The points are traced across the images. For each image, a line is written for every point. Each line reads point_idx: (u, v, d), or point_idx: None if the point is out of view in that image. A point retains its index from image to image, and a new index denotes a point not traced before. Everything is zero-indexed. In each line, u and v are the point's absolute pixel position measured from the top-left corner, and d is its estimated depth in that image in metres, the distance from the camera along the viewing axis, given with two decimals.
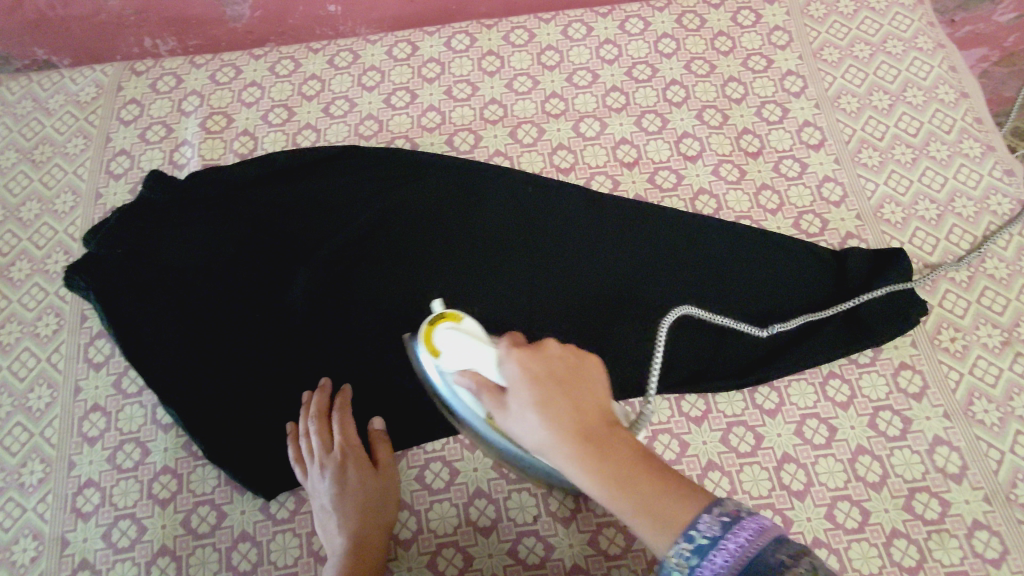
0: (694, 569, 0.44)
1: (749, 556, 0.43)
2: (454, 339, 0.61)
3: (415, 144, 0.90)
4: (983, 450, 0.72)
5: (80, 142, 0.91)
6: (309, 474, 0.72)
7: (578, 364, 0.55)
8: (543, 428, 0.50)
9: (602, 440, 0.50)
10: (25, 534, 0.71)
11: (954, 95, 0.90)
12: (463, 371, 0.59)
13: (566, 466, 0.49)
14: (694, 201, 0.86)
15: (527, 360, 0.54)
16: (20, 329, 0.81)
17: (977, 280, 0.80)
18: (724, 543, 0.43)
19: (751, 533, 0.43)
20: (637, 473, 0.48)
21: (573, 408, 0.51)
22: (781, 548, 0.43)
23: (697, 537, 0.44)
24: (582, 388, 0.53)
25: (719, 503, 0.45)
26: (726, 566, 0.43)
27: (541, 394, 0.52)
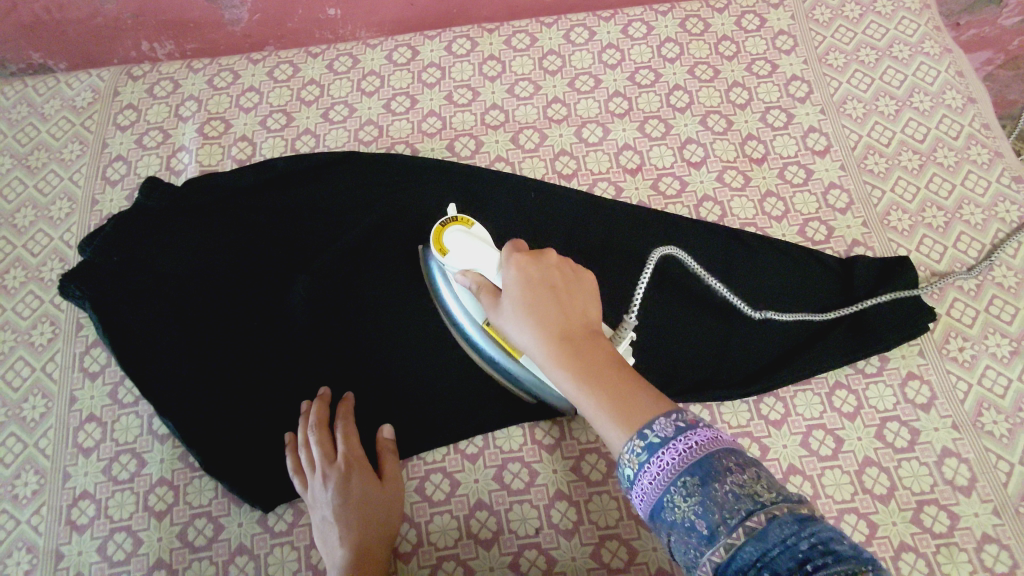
0: (644, 465, 0.46)
1: (694, 457, 0.44)
2: (464, 244, 0.64)
3: (415, 150, 0.89)
4: (992, 462, 0.71)
5: (76, 148, 0.90)
6: (309, 485, 0.70)
7: (574, 278, 0.59)
8: (529, 328, 0.55)
9: (581, 344, 0.54)
10: (18, 547, 0.70)
11: (961, 100, 0.89)
12: (465, 271, 0.63)
13: (546, 364, 0.54)
14: (698, 208, 0.84)
15: (527, 265, 0.58)
16: (14, 337, 0.80)
17: (985, 289, 0.79)
18: (674, 443, 0.45)
19: (701, 438, 0.45)
20: (607, 373, 0.51)
21: (559, 313, 0.55)
22: (729, 456, 0.44)
23: (649, 435, 0.46)
24: (572, 299, 0.57)
25: (677, 411, 0.47)
26: (672, 463, 0.45)
27: (534, 297, 0.56)
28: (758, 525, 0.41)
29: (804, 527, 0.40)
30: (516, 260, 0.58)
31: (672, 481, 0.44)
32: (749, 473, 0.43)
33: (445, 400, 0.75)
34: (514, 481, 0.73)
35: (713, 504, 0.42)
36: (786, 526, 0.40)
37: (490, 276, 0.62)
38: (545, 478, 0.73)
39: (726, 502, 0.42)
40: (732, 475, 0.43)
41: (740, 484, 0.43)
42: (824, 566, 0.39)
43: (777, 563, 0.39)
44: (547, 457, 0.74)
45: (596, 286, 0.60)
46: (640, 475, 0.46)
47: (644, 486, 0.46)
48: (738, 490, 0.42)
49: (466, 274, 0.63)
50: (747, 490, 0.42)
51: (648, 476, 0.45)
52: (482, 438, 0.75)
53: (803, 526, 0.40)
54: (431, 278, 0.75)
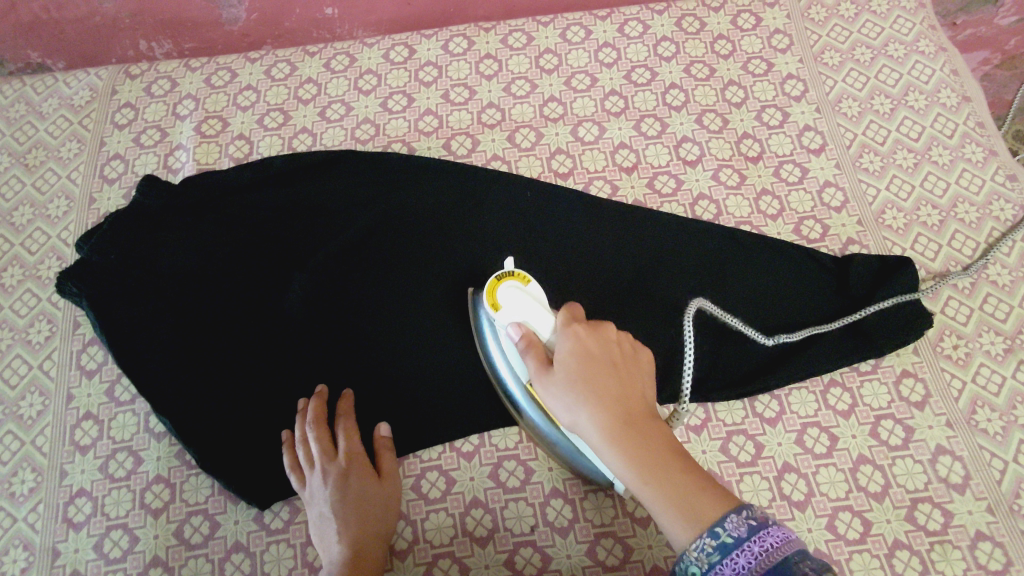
0: (715, 565, 0.47)
1: (769, 560, 0.46)
2: (518, 300, 0.61)
3: (412, 148, 0.89)
4: (986, 459, 0.71)
5: (73, 147, 0.91)
6: (307, 481, 0.70)
7: (629, 355, 0.59)
8: (587, 409, 0.54)
9: (640, 428, 0.54)
10: (15, 544, 0.70)
11: (956, 99, 0.90)
12: (518, 327, 0.61)
13: (603, 447, 0.54)
14: (693, 207, 0.85)
15: (585, 336, 0.58)
16: (12, 335, 0.80)
17: (979, 287, 0.79)
18: (748, 544, 0.47)
19: (773, 540, 0.47)
20: (669, 462, 0.52)
21: (618, 392, 0.55)
22: (802, 562, 0.46)
23: (722, 534, 0.48)
24: (629, 376, 0.57)
25: (746, 507, 0.49)
26: (747, 565, 0.46)
27: (590, 371, 0.56)
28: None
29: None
30: (574, 332, 0.58)
31: None
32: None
33: (441, 399, 0.75)
34: (509, 479, 0.73)
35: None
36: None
37: (543, 339, 0.60)
38: (541, 476, 0.73)
39: None
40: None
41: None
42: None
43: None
44: (543, 455, 0.74)
45: (649, 361, 0.61)
46: (711, 574, 0.47)
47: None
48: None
49: (519, 329, 0.60)
50: None
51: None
52: (478, 437, 0.75)
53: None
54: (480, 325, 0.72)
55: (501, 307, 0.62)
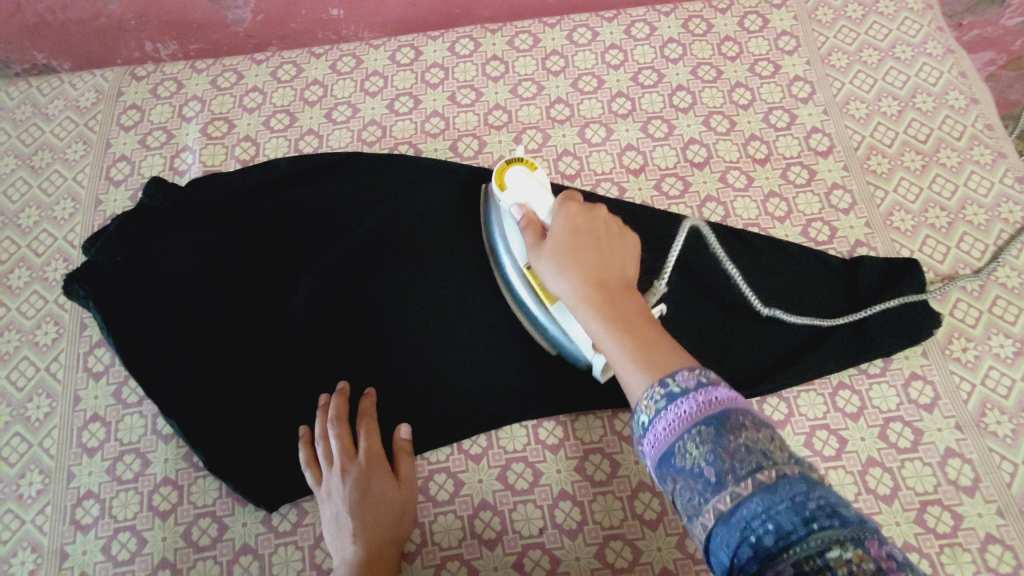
0: (661, 412, 0.46)
1: (712, 410, 0.44)
2: (522, 182, 0.66)
3: (419, 150, 0.89)
4: (995, 462, 0.71)
5: (79, 148, 0.91)
6: (323, 478, 0.70)
7: (619, 239, 0.61)
8: (567, 277, 0.57)
9: (616, 295, 0.56)
10: (23, 546, 0.70)
11: (963, 101, 0.90)
12: (520, 206, 0.65)
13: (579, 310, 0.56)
14: (701, 209, 0.85)
15: (576, 215, 0.61)
16: (19, 337, 0.80)
17: (988, 289, 0.79)
18: (694, 394, 0.46)
19: (720, 393, 0.45)
20: (639, 325, 0.54)
21: (601, 263, 0.58)
22: (744, 415, 0.44)
23: (671, 384, 0.47)
24: (614, 252, 0.59)
25: (701, 367, 0.48)
26: (689, 412, 0.45)
27: (577, 245, 0.59)
28: (766, 479, 0.41)
29: (812, 487, 0.40)
30: (568, 211, 0.61)
31: (686, 429, 0.44)
32: (765, 433, 0.44)
33: (450, 400, 0.75)
34: (518, 481, 0.73)
35: (724, 453, 0.42)
36: (797, 486, 0.40)
37: (541, 216, 0.64)
38: (549, 478, 0.73)
39: (738, 453, 0.42)
40: (748, 431, 0.43)
41: (754, 442, 0.43)
42: (831, 530, 0.38)
43: (783, 519, 0.39)
44: (551, 457, 0.74)
45: (637, 247, 0.62)
46: (655, 421, 0.46)
47: (657, 432, 0.46)
48: (752, 445, 0.43)
49: (520, 207, 0.65)
50: (761, 448, 0.43)
51: (663, 421, 0.46)
52: (486, 438, 0.75)
53: (813, 488, 0.40)
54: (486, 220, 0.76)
55: (507, 186, 0.67)
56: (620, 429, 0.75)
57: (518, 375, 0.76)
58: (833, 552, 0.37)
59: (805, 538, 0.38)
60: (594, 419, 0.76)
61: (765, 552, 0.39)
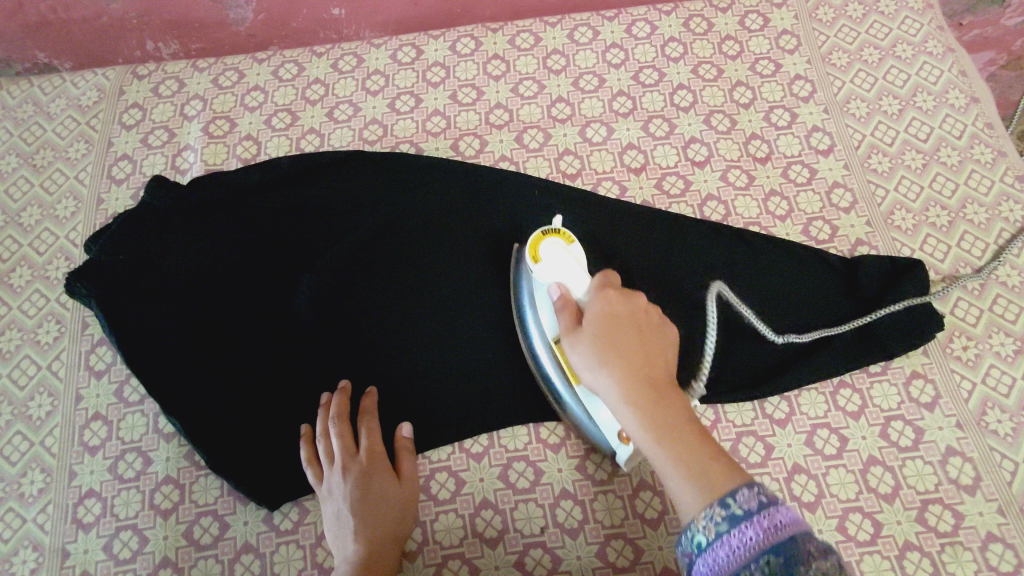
0: (722, 535, 0.47)
1: (776, 536, 0.45)
2: (559, 258, 0.64)
3: (421, 149, 0.89)
4: (996, 461, 0.71)
5: (81, 147, 0.91)
6: (324, 476, 0.70)
7: (659, 327, 0.60)
8: (609, 374, 0.56)
9: (661, 395, 0.55)
10: (25, 545, 0.70)
11: (964, 100, 0.90)
12: (557, 284, 0.63)
13: (622, 411, 0.55)
14: (702, 207, 0.85)
15: (615, 301, 0.60)
16: (20, 336, 0.80)
17: (989, 288, 0.79)
18: (757, 517, 0.46)
19: (784, 516, 0.46)
20: (684, 431, 0.53)
21: (643, 357, 0.57)
22: (809, 542, 0.45)
23: (731, 505, 0.47)
24: (656, 344, 0.58)
25: (758, 483, 0.49)
26: (753, 537, 0.45)
27: (620, 338, 0.57)
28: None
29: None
30: (607, 299, 0.60)
31: (752, 555, 0.45)
32: (833, 560, 0.44)
33: (452, 401, 0.75)
34: (519, 480, 0.73)
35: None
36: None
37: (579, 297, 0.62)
38: (550, 477, 0.73)
39: None
40: (817, 559, 0.44)
41: (822, 569, 0.43)
42: None
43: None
44: (553, 456, 0.74)
45: (675, 336, 0.61)
46: (716, 543, 0.47)
47: (718, 554, 0.46)
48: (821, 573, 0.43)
49: (558, 287, 0.63)
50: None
51: (726, 545, 0.46)
52: (488, 437, 0.75)
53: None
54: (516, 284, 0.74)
55: (543, 261, 0.64)
56: None
57: (519, 374, 0.76)
58: None
59: None
60: None
61: None
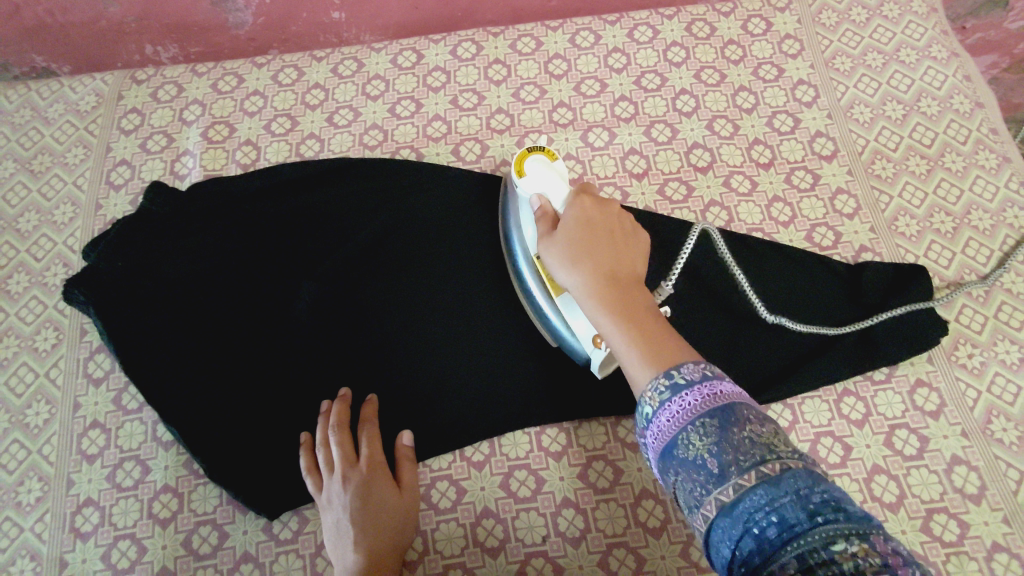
0: (666, 403, 0.48)
1: (715, 404, 0.46)
2: (542, 172, 0.67)
3: (421, 154, 0.89)
4: (1002, 469, 0.71)
5: (79, 153, 0.90)
6: (324, 485, 0.70)
7: (631, 234, 0.62)
8: (575, 268, 0.58)
9: (624, 286, 0.56)
10: (22, 555, 0.70)
11: (968, 105, 0.89)
12: (537, 196, 0.66)
13: (585, 300, 0.57)
14: (705, 213, 0.84)
15: (589, 207, 0.63)
16: (18, 343, 0.79)
17: (994, 295, 0.79)
18: (699, 386, 0.47)
19: (725, 386, 0.47)
20: (645, 317, 0.54)
21: (611, 255, 0.59)
22: (746, 410, 0.46)
23: (676, 376, 0.48)
24: (625, 247, 0.60)
25: (707, 362, 0.49)
26: (694, 404, 0.46)
27: (589, 237, 0.60)
28: (769, 472, 0.42)
29: (814, 480, 0.41)
30: (581, 203, 0.63)
31: (690, 421, 0.46)
32: (769, 427, 0.45)
33: (452, 405, 0.75)
34: (520, 489, 0.72)
35: (727, 445, 0.44)
36: (799, 477, 0.41)
37: (556, 206, 0.65)
38: (552, 485, 0.73)
39: (741, 446, 0.43)
40: (751, 424, 0.45)
41: (757, 435, 0.44)
42: (835, 524, 0.39)
43: (786, 510, 0.40)
44: (554, 464, 0.74)
45: (648, 247, 0.63)
46: (659, 413, 0.48)
47: (661, 424, 0.48)
48: (755, 439, 0.44)
49: (538, 198, 0.66)
50: (763, 441, 0.44)
51: (668, 412, 0.47)
52: (489, 445, 0.74)
53: (814, 480, 0.41)
54: (504, 213, 0.76)
55: (527, 174, 0.67)
56: (623, 437, 0.75)
57: (519, 378, 0.76)
58: (835, 545, 0.38)
59: (809, 531, 0.39)
60: (597, 427, 0.75)
61: (765, 547, 0.40)
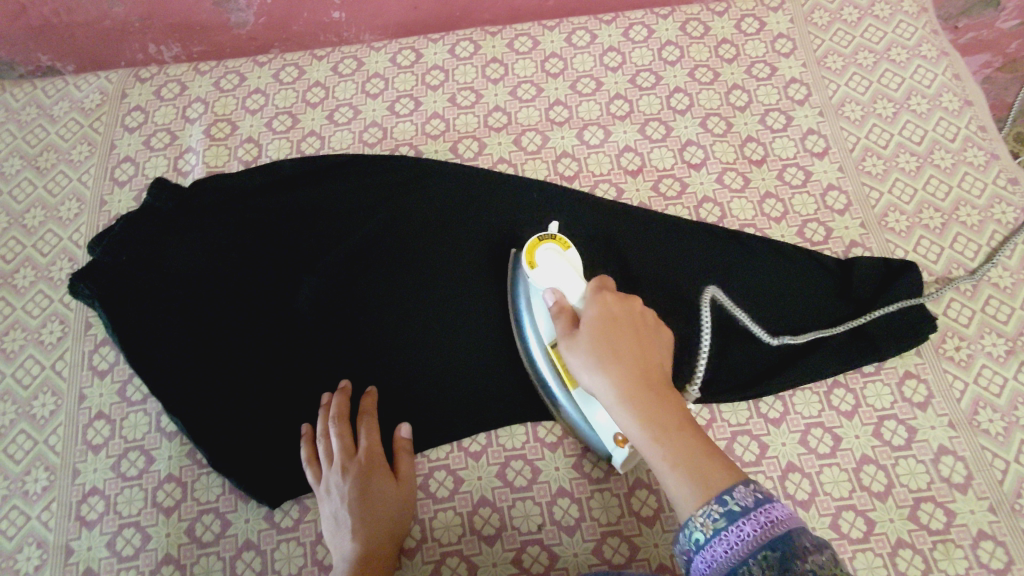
0: (721, 531, 0.48)
1: (772, 531, 0.46)
2: (554, 263, 0.65)
3: (420, 152, 0.90)
4: (988, 459, 0.72)
5: (84, 149, 0.92)
6: (323, 476, 0.71)
7: (654, 329, 0.62)
8: (605, 375, 0.57)
9: (659, 396, 0.56)
10: (29, 542, 0.71)
11: (958, 103, 0.91)
12: (552, 290, 0.64)
13: (618, 411, 0.56)
14: (698, 210, 0.86)
15: (611, 303, 0.61)
16: (24, 336, 0.81)
17: (982, 289, 0.80)
18: (754, 514, 0.47)
19: (779, 512, 0.47)
20: (683, 432, 0.54)
21: (641, 359, 0.58)
22: (803, 536, 0.46)
23: (729, 502, 0.48)
24: (651, 346, 0.60)
25: (753, 481, 0.50)
26: (751, 532, 0.47)
27: (616, 338, 0.59)
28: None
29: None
30: (603, 300, 0.61)
31: (749, 552, 0.46)
32: (827, 554, 0.45)
33: (452, 401, 0.76)
34: (517, 479, 0.74)
35: None
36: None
37: (573, 301, 0.63)
38: (547, 475, 0.74)
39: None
40: (810, 553, 0.45)
41: (818, 563, 0.44)
42: None
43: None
44: (550, 454, 0.75)
45: (671, 339, 0.63)
46: (713, 540, 0.48)
47: (716, 551, 0.48)
48: (816, 568, 0.44)
49: (553, 292, 0.64)
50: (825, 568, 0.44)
51: (725, 542, 0.47)
52: (486, 436, 0.76)
53: None
54: (514, 293, 0.74)
55: (538, 266, 0.65)
56: None
57: (516, 373, 0.77)
58: None
59: None
60: None
61: None
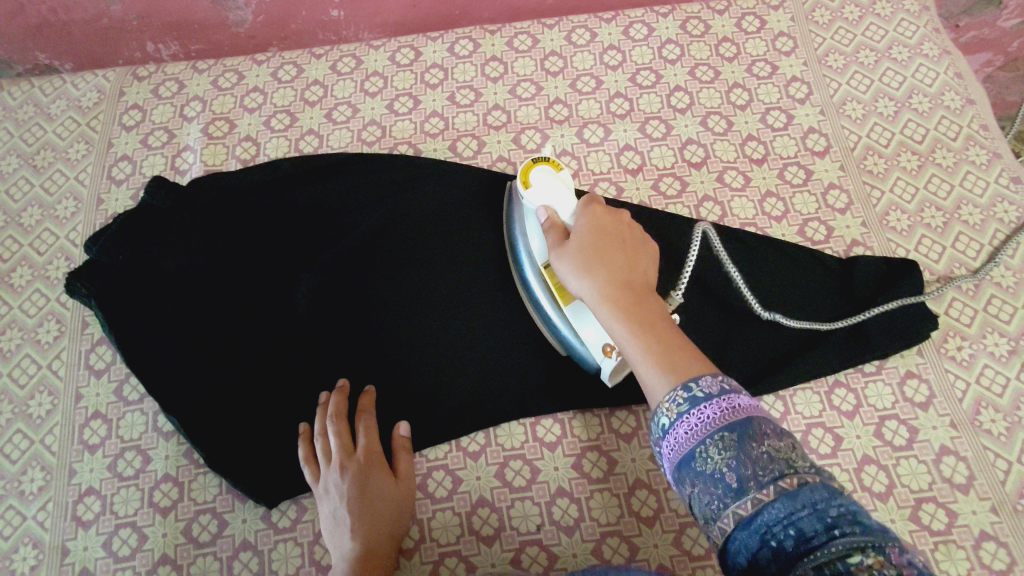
0: (683, 415, 0.48)
1: (733, 417, 0.46)
2: (547, 183, 0.65)
3: (418, 150, 0.90)
4: (990, 460, 0.72)
5: (81, 148, 0.91)
6: (321, 475, 0.71)
7: (640, 241, 0.63)
8: (589, 279, 0.58)
9: (640, 297, 0.57)
10: (25, 542, 0.71)
11: (960, 101, 0.90)
12: (544, 208, 0.65)
13: (601, 310, 0.57)
14: (698, 208, 0.85)
15: (600, 215, 0.62)
16: (21, 335, 0.80)
17: (984, 289, 0.80)
18: (717, 399, 0.47)
19: (742, 400, 0.47)
20: (661, 329, 0.55)
21: (625, 266, 0.59)
22: (764, 424, 0.46)
23: (694, 389, 0.49)
24: (636, 256, 0.61)
25: (723, 373, 0.50)
26: (712, 417, 0.47)
27: (603, 246, 0.60)
28: (789, 485, 0.43)
29: (831, 493, 0.42)
30: (593, 212, 0.62)
31: (709, 435, 0.47)
32: (787, 442, 0.45)
33: (449, 397, 0.76)
34: (516, 478, 0.74)
35: (746, 459, 0.45)
36: (820, 492, 0.42)
37: (564, 216, 0.64)
38: (546, 475, 0.74)
39: (760, 461, 0.44)
40: (769, 439, 0.45)
41: (776, 449, 0.45)
42: (852, 535, 0.39)
43: (806, 521, 0.41)
44: (549, 454, 0.75)
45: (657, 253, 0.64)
46: (676, 424, 0.49)
47: (678, 435, 0.48)
48: (772, 454, 0.44)
49: (545, 210, 0.65)
50: (783, 456, 0.44)
51: (686, 424, 0.48)
52: (485, 435, 0.75)
53: (831, 493, 0.42)
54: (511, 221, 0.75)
55: (532, 186, 0.66)
56: (617, 427, 0.76)
57: (515, 370, 0.77)
58: (856, 556, 0.38)
59: (825, 543, 0.40)
60: (591, 418, 0.76)
61: (784, 558, 0.41)
